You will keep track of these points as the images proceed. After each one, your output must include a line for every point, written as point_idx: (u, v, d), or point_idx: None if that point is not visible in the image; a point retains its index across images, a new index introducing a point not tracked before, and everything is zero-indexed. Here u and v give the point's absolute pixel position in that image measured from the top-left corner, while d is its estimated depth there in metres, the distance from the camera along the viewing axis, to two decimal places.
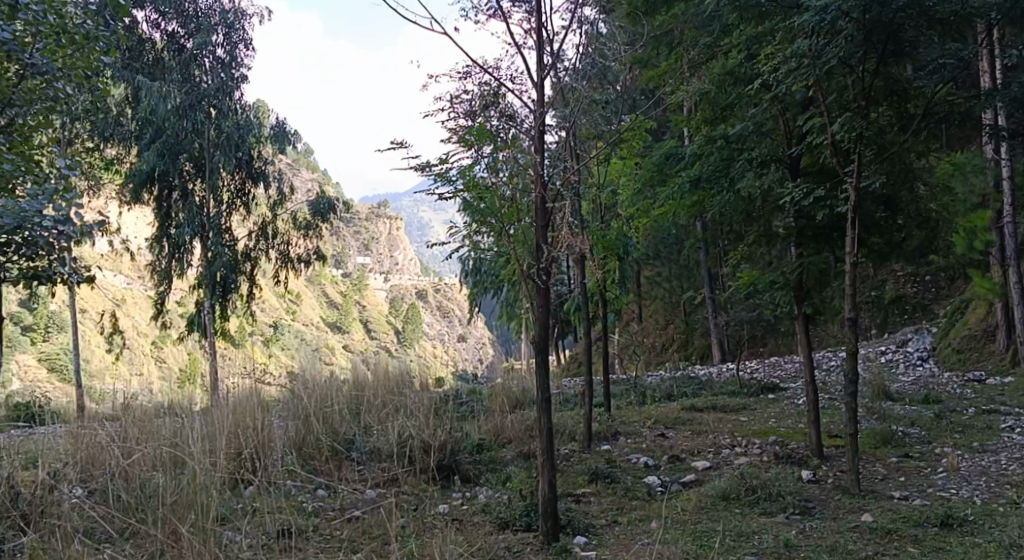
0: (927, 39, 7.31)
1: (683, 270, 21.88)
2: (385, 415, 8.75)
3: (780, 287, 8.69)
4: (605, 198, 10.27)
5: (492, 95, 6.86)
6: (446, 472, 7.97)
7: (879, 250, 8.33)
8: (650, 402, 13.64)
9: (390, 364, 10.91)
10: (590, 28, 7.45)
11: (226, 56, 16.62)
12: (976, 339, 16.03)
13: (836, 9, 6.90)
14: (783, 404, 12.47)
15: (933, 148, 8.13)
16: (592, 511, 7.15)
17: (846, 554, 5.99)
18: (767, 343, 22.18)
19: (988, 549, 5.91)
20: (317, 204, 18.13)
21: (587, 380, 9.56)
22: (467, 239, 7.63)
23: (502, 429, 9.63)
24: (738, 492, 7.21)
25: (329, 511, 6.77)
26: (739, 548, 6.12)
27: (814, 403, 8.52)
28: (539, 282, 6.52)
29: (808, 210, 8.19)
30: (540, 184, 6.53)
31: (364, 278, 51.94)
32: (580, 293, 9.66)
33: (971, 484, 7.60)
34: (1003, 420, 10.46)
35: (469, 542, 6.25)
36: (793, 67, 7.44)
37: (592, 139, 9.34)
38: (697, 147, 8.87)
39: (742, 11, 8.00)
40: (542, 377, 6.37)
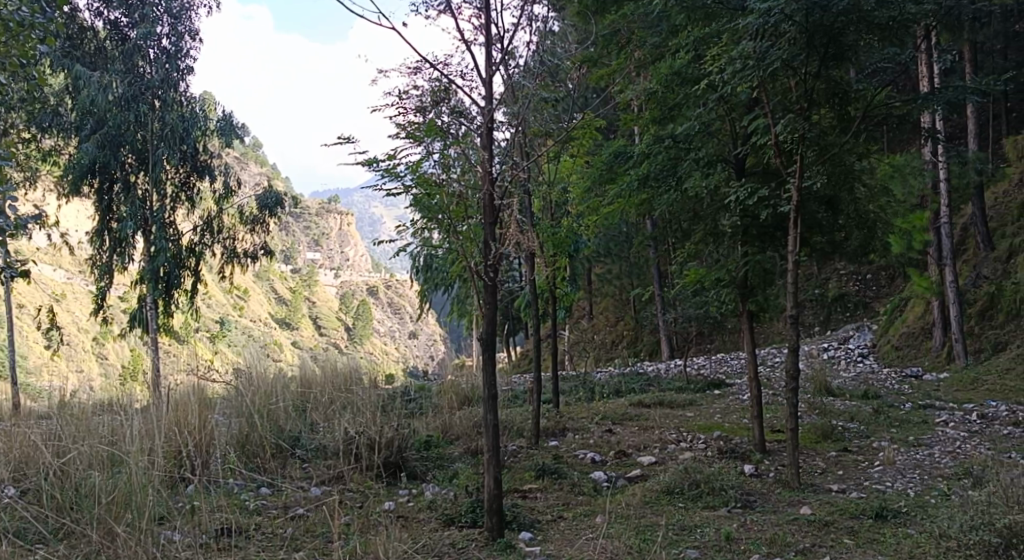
0: (867, 43, 7.47)
1: (633, 267, 22.10)
2: (332, 413, 8.72)
3: (726, 284, 8.81)
4: (555, 195, 10.31)
5: (443, 91, 6.82)
6: (393, 469, 7.95)
7: (822, 250, 8.53)
8: (599, 398, 13.78)
9: (338, 362, 10.81)
10: (541, 24, 7.47)
11: (171, 47, 16.33)
12: (914, 336, 16.48)
13: (779, 12, 7.06)
14: (729, 401, 12.63)
15: (873, 150, 8.28)
16: (538, 507, 7.19)
17: (784, 546, 6.11)
18: (715, 339, 22.47)
19: (920, 540, 6.07)
20: (264, 197, 17.97)
21: (536, 377, 9.58)
22: (416, 236, 7.61)
23: (450, 426, 9.65)
24: (681, 487, 7.31)
25: (272, 509, 6.71)
26: (681, 541, 6.23)
27: (757, 399, 8.65)
28: (487, 280, 6.52)
29: (752, 209, 8.36)
30: (487, 180, 6.54)
31: (314, 274, 51.40)
32: (530, 290, 9.71)
33: (906, 477, 7.80)
34: (938, 416, 10.74)
35: (413, 540, 6.24)
36: (739, 69, 7.59)
37: (541, 137, 9.41)
38: (644, 147, 8.96)
39: (689, 12, 8.30)
40: (488, 375, 6.39)
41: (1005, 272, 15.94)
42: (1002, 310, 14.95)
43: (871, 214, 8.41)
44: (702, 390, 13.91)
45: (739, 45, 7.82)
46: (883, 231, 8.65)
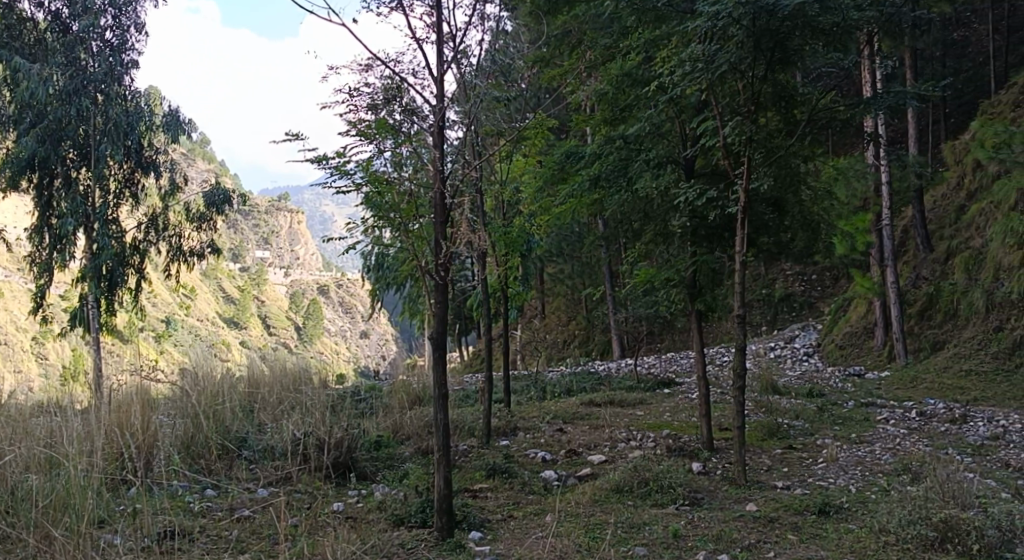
0: (812, 48, 7.63)
1: (584, 267, 22.23)
2: (280, 413, 8.64)
3: (675, 284, 8.90)
4: (507, 194, 10.31)
5: (395, 89, 6.82)
6: (342, 470, 7.86)
7: (768, 251, 8.67)
8: (550, 397, 13.84)
9: (286, 362, 10.68)
10: (494, 23, 7.49)
11: (115, 40, 15.91)
12: (857, 335, 16.85)
13: (726, 16, 7.18)
14: (678, 399, 12.80)
15: (818, 152, 8.45)
16: (488, 507, 7.18)
17: (730, 543, 6.21)
18: (665, 338, 22.71)
19: (860, 535, 6.21)
20: (212, 194, 17.58)
21: (487, 377, 9.56)
22: (367, 235, 7.54)
23: (401, 425, 9.61)
24: (631, 484, 7.38)
25: (217, 511, 6.61)
26: (629, 539, 6.29)
27: (705, 397, 8.76)
28: (437, 279, 6.50)
29: (701, 209, 8.47)
30: (438, 179, 6.52)
31: (263, 272, 50.67)
32: (481, 289, 9.70)
33: (848, 473, 7.99)
34: (878, 413, 11.01)
35: (362, 541, 6.19)
36: (688, 71, 7.68)
37: (492, 136, 9.45)
38: (596, 147, 9.05)
39: (640, 15, 8.38)
40: (439, 374, 6.37)
41: (943, 273, 16.40)
42: (940, 309, 15.37)
43: (815, 216, 8.58)
44: (652, 389, 14.06)
45: (688, 48, 7.91)
46: (827, 232, 8.84)
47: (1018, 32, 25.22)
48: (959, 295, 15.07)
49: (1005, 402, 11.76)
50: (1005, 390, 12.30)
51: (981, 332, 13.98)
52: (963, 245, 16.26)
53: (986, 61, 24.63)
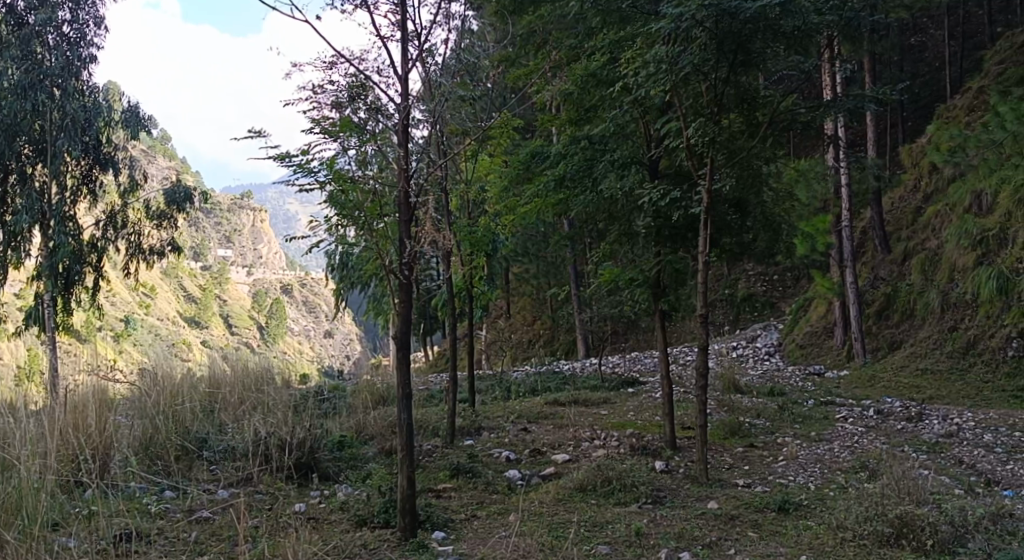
0: (774, 51, 7.73)
1: (550, 267, 22.28)
2: (241, 414, 8.55)
3: (639, 283, 8.95)
4: (472, 194, 10.30)
5: (360, 87, 6.74)
6: (304, 470, 7.81)
7: (732, 251, 8.74)
8: (515, 397, 13.85)
9: (249, 362, 10.55)
10: (460, 22, 7.47)
11: (72, 34, 15.62)
12: (817, 334, 17.08)
13: (690, 18, 7.24)
14: (641, 399, 12.87)
15: (780, 154, 8.56)
16: (452, 507, 7.17)
17: (692, 541, 6.26)
18: (630, 338, 22.84)
19: (818, 532, 6.29)
20: (173, 191, 17.28)
21: (451, 377, 9.54)
22: (332, 234, 7.47)
23: (365, 425, 9.55)
24: (594, 483, 7.41)
25: (176, 512, 6.52)
26: (593, 538, 6.31)
27: (668, 396, 8.82)
28: (402, 278, 6.48)
29: (665, 210, 8.52)
30: (403, 178, 6.48)
31: (225, 271, 50.03)
32: (447, 288, 9.67)
33: (807, 471, 8.09)
34: (837, 412, 11.17)
35: (324, 541, 6.14)
36: (652, 72, 7.74)
37: (458, 135, 9.44)
38: (561, 147, 9.08)
39: (604, 16, 8.43)
40: (403, 374, 6.35)
41: (900, 274, 16.71)
42: (897, 310, 15.65)
43: (777, 217, 8.69)
44: (616, 388, 14.14)
45: (653, 49, 7.96)
46: (788, 233, 8.96)
47: (972, 38, 25.82)
48: (916, 295, 15.36)
49: (960, 400, 12.02)
50: (959, 388, 12.56)
51: (936, 332, 14.27)
52: (920, 246, 16.58)
53: (942, 66, 25.16)
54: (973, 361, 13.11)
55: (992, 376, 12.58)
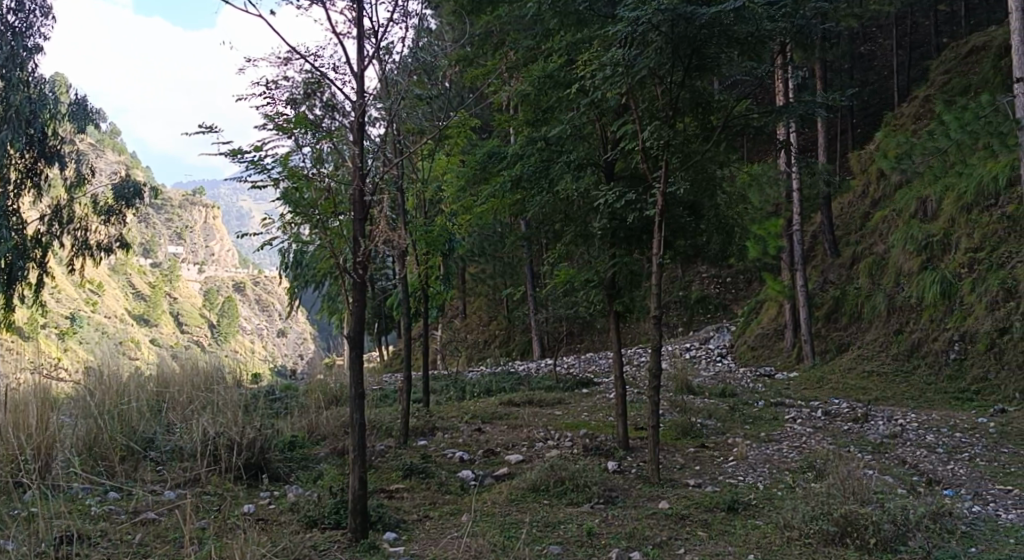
0: (728, 56, 7.81)
1: (507, 267, 22.30)
2: (190, 413, 8.41)
3: (594, 284, 8.99)
4: (428, 193, 10.25)
5: (315, 83, 6.75)
6: (254, 471, 7.71)
7: (686, 254, 8.82)
8: (469, 397, 13.83)
9: (199, 360, 10.38)
10: (417, 21, 7.45)
11: (18, 24, 15.26)
12: (768, 336, 17.34)
13: (646, 22, 7.28)
14: (595, 399, 12.94)
15: (732, 158, 8.68)
16: (403, 508, 7.12)
17: (643, 541, 6.30)
18: (585, 339, 22.95)
19: (766, 531, 6.39)
20: (122, 187, 16.93)
21: (405, 377, 9.48)
22: (286, 232, 7.38)
23: (317, 425, 9.45)
24: (547, 484, 7.43)
25: (120, 514, 6.38)
26: (544, 538, 6.33)
27: (622, 397, 8.87)
28: (355, 277, 6.42)
29: (620, 211, 8.56)
30: (358, 176, 6.43)
31: (176, 268, 49.07)
32: (402, 288, 9.60)
33: (756, 471, 8.21)
34: (786, 413, 11.34)
35: (272, 542, 6.07)
36: (608, 74, 7.81)
37: (414, 134, 9.40)
38: (517, 148, 9.08)
39: (561, 17, 8.46)
40: (356, 374, 6.30)
41: (849, 277, 17.03)
42: (846, 313, 15.95)
43: (730, 220, 8.79)
44: (570, 388, 14.20)
45: (609, 51, 8.02)
46: (740, 236, 9.08)
47: (918, 48, 26.49)
48: (863, 299, 15.66)
49: (904, 402, 12.30)
50: (904, 390, 12.86)
51: (882, 335, 14.59)
52: (868, 250, 16.92)
53: (889, 75, 25.76)
54: (917, 363, 13.43)
55: (936, 378, 12.88)
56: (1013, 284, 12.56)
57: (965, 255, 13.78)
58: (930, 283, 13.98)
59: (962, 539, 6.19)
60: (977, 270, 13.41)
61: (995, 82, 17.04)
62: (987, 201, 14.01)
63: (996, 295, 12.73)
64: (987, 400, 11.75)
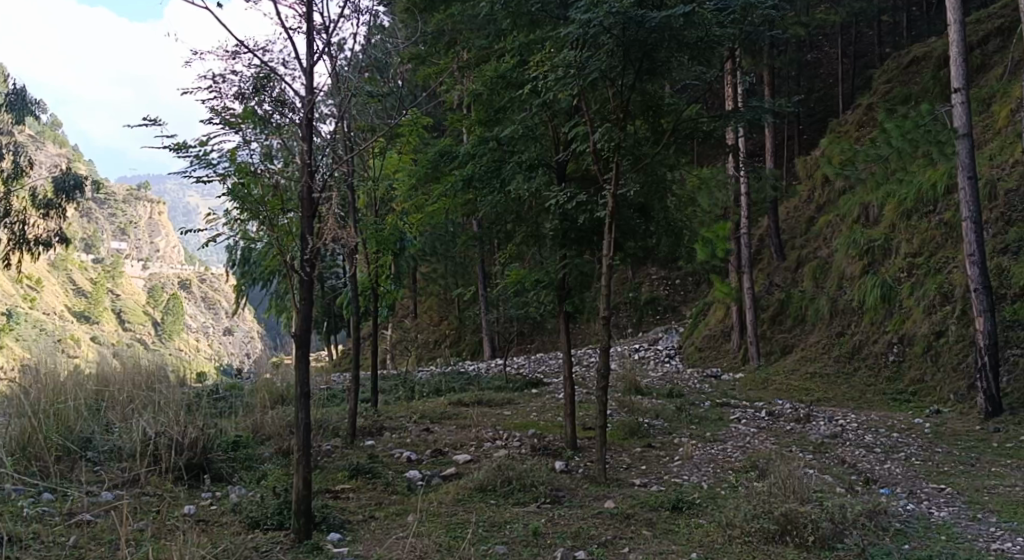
0: (679, 61, 7.88)
1: (458, 267, 22.24)
2: (131, 412, 8.24)
3: (544, 285, 9.02)
4: (379, 192, 10.17)
5: (264, 79, 6.65)
6: (196, 471, 7.57)
7: (636, 255, 8.89)
8: (418, 397, 13.76)
9: (142, 358, 10.16)
10: (369, 18, 7.36)
11: None
12: (715, 337, 17.58)
13: (597, 24, 7.32)
14: (544, 399, 12.98)
15: (682, 162, 8.76)
16: (349, 508, 7.06)
17: (588, 540, 6.33)
18: (535, 339, 23.01)
19: (709, 529, 6.47)
20: (63, 180, 16.47)
21: (353, 377, 9.38)
22: (232, 228, 7.25)
23: (262, 425, 9.31)
24: (494, 484, 7.42)
25: (53, 516, 6.21)
26: (490, 538, 6.32)
27: (571, 398, 8.91)
28: (303, 275, 6.35)
29: (572, 213, 8.60)
30: (306, 172, 6.35)
31: (119, 264, 47.92)
32: (351, 287, 9.50)
33: (701, 470, 8.31)
34: (731, 413, 11.50)
35: (212, 544, 5.96)
36: (560, 76, 7.86)
37: (365, 131, 9.33)
38: (469, 148, 9.05)
39: (514, 18, 8.49)
40: (302, 373, 6.22)
41: (793, 280, 17.34)
42: (790, 315, 16.24)
43: (679, 222, 8.93)
44: (519, 388, 14.22)
45: (561, 53, 8.05)
46: (689, 239, 9.19)
47: (863, 57, 27.13)
48: (808, 302, 15.98)
49: (844, 403, 12.59)
50: (845, 391, 13.15)
51: (825, 337, 14.89)
52: (812, 254, 17.25)
53: (835, 83, 26.33)
54: (859, 365, 13.74)
55: (876, 380, 13.18)
56: (949, 289, 12.92)
57: (904, 260, 14.15)
58: (871, 288, 14.33)
59: (896, 536, 6.35)
60: (916, 274, 13.77)
61: (934, 92, 17.55)
62: (926, 208, 14.40)
63: (932, 299, 13.08)
64: (924, 401, 12.06)
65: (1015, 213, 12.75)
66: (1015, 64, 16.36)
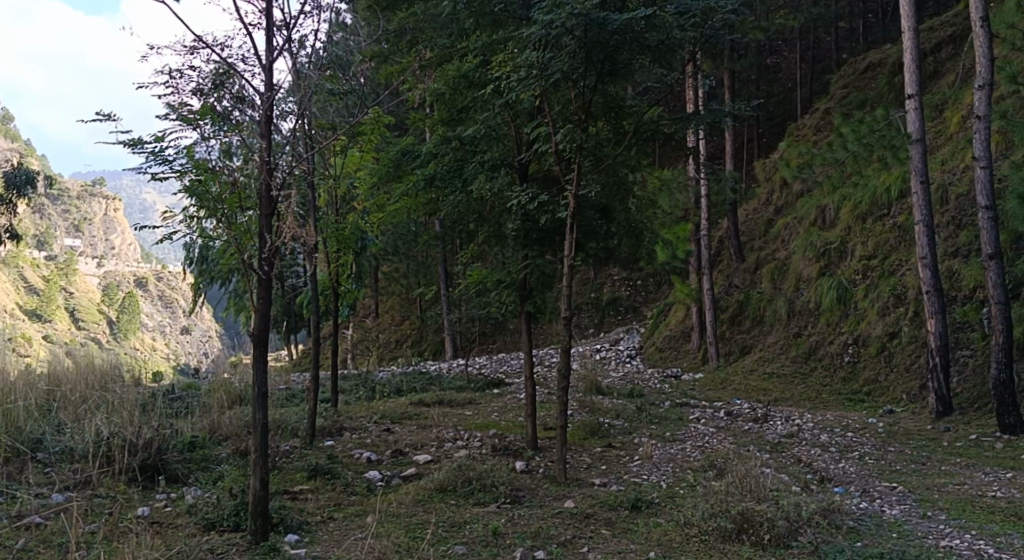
0: (640, 63, 7.93)
1: (420, 266, 22.16)
2: (83, 412, 8.09)
3: (506, 285, 9.03)
4: (341, 190, 10.09)
5: (223, 75, 6.65)
6: (150, 472, 7.41)
7: (597, 256, 8.92)
8: (379, 397, 13.69)
9: (95, 357, 9.97)
10: (331, 15, 7.30)
11: None
12: (676, 338, 17.73)
13: (559, 25, 7.32)
14: (506, 400, 12.99)
15: (643, 163, 8.81)
16: (307, 509, 7.00)
17: (547, 539, 6.34)
18: (498, 339, 23.00)
19: (667, 528, 6.52)
20: (14, 176, 16.05)
21: (313, 377, 9.29)
22: (189, 226, 7.12)
23: (219, 426, 9.17)
24: (454, 484, 7.41)
25: (1, 519, 6.07)
26: (450, 538, 6.31)
27: (531, 398, 8.92)
28: (261, 274, 6.27)
29: (534, 214, 8.63)
30: (265, 170, 6.29)
31: (73, 261, 46.88)
32: (312, 286, 9.40)
33: (660, 469, 8.38)
34: (691, 413, 11.60)
35: (166, 546, 5.87)
36: (522, 76, 7.87)
37: (327, 129, 9.24)
38: (431, 147, 9.03)
39: (477, 17, 8.51)
40: (260, 373, 6.15)
41: (752, 281, 17.54)
42: (749, 316, 16.43)
43: (640, 223, 8.97)
44: (481, 388, 14.21)
45: (524, 54, 8.08)
46: (650, 240, 9.25)
47: (820, 62, 27.58)
48: (766, 303, 16.19)
49: (801, 403, 12.79)
50: (802, 391, 13.35)
51: (782, 338, 15.11)
52: (770, 256, 17.47)
53: (793, 87, 26.71)
54: (815, 365, 13.96)
55: (831, 380, 13.39)
56: (902, 291, 13.18)
57: (860, 262, 14.41)
58: (827, 289, 14.57)
59: (849, 534, 6.45)
60: (870, 276, 14.04)
61: (889, 97, 17.89)
62: (881, 211, 14.68)
63: (887, 301, 13.33)
64: (877, 400, 12.29)
65: (965, 217, 13.04)
66: (967, 71, 16.73)
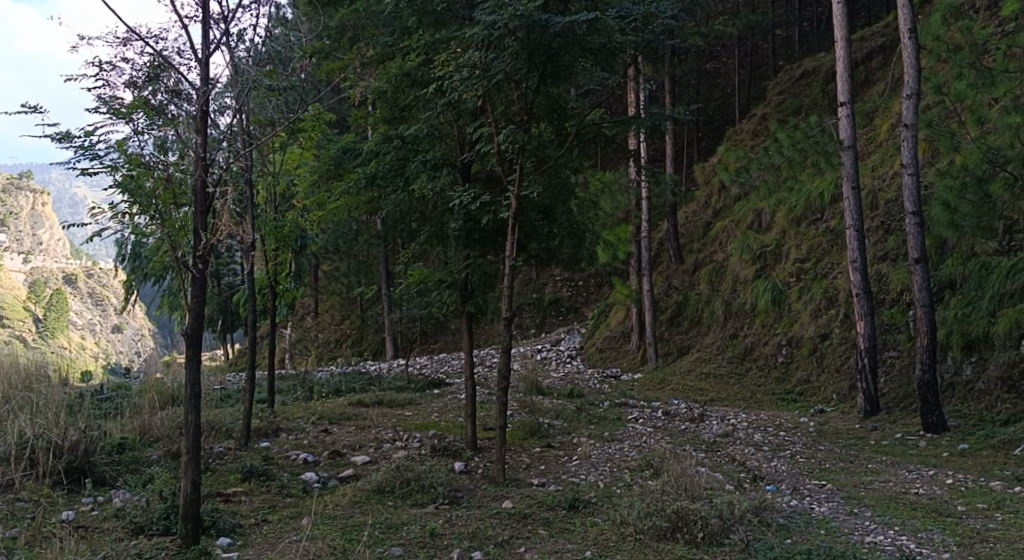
0: (582, 66, 7.98)
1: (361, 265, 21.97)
2: (6, 414, 7.84)
3: (447, 285, 9.00)
4: (280, 186, 9.94)
5: (158, 68, 6.53)
6: (76, 475, 7.22)
7: (538, 256, 8.95)
8: (317, 397, 13.53)
9: (20, 356, 9.65)
10: (272, 11, 7.23)
11: None
12: (615, 338, 17.90)
13: (502, 26, 7.33)
14: (446, 400, 12.96)
15: (585, 165, 8.87)
16: (241, 511, 6.88)
17: (484, 540, 6.34)
18: (439, 339, 22.93)
19: (603, 528, 6.57)
20: None
21: (248, 377, 9.13)
22: (120, 222, 6.88)
23: (149, 428, 8.94)
24: (392, 485, 7.35)
25: None
26: (386, 539, 6.26)
27: (471, 399, 8.89)
28: (195, 272, 6.11)
29: (475, 213, 8.65)
30: (200, 165, 6.16)
31: None
32: (249, 283, 9.20)
33: (598, 469, 8.44)
34: (629, 413, 11.72)
35: (92, 551, 5.70)
36: (465, 76, 7.87)
37: (265, 125, 9.10)
38: (372, 145, 8.96)
39: (420, 16, 8.50)
40: (193, 373, 6.00)
41: (691, 283, 17.82)
42: (687, 317, 16.67)
43: (581, 225, 9.01)
44: (421, 389, 14.13)
45: (466, 54, 8.07)
46: (591, 241, 9.31)
47: (757, 68, 28.20)
48: (704, 305, 16.45)
49: (736, 403, 13.02)
50: (737, 391, 13.60)
51: (719, 339, 15.37)
52: (708, 258, 17.76)
53: (732, 93, 27.25)
54: (750, 366, 14.23)
55: (766, 380, 13.68)
56: (834, 293, 13.54)
57: (794, 265, 14.75)
58: (763, 291, 14.88)
59: (779, 531, 6.57)
60: (804, 279, 14.40)
61: (823, 105, 18.36)
62: (814, 216, 15.05)
63: (819, 303, 13.67)
64: (810, 400, 12.58)
65: (894, 222, 13.45)
66: (896, 80, 17.27)
